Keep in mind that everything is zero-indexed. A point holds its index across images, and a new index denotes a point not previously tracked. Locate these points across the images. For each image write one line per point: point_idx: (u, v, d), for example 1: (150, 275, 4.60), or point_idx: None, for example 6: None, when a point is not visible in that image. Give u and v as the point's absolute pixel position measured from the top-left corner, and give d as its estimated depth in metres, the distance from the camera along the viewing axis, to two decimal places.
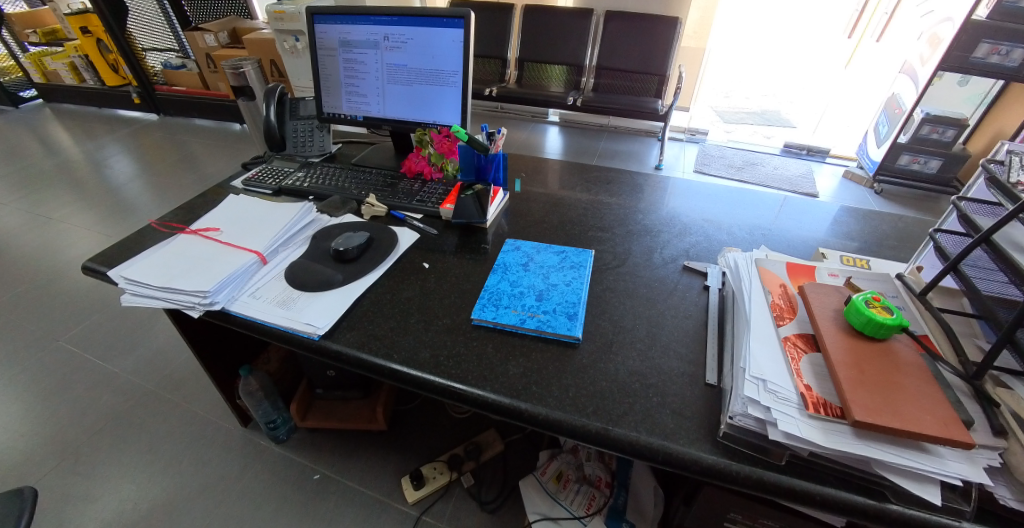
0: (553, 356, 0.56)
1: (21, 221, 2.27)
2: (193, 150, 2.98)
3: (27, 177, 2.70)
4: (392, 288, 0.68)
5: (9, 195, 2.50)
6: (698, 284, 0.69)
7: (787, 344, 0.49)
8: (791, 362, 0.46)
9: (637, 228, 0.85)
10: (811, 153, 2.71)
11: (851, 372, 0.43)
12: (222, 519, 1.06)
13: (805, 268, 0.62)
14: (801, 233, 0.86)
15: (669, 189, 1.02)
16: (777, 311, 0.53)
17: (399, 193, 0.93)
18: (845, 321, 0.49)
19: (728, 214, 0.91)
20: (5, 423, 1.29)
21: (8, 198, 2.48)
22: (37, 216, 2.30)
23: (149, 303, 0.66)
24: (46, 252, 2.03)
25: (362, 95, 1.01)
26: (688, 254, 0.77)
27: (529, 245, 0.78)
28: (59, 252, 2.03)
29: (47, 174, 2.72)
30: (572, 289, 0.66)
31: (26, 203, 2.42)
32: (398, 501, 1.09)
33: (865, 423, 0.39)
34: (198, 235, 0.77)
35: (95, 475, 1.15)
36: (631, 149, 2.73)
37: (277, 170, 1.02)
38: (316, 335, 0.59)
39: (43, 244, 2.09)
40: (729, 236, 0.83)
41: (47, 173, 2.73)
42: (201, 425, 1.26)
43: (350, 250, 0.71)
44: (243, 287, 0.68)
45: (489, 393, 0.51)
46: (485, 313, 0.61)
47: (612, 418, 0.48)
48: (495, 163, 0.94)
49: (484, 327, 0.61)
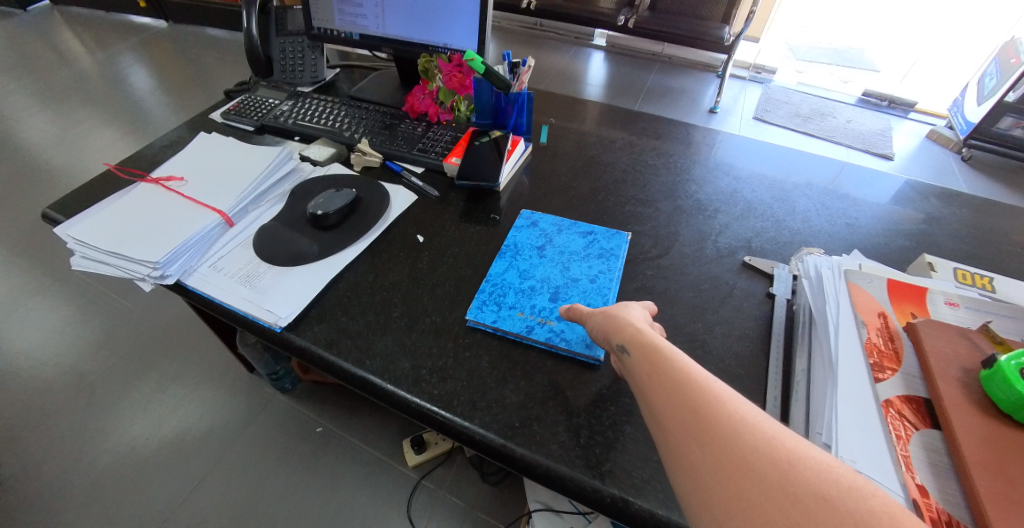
0: (564, 382, 0.44)
1: (38, 136, 2.21)
2: (205, 64, 2.79)
3: (43, 89, 2.59)
4: (377, 268, 0.56)
5: (26, 107, 2.43)
6: (761, 290, 0.54)
7: (892, 416, 0.35)
8: (898, 448, 0.33)
9: (688, 204, 0.68)
10: (893, 105, 2.33)
11: (994, 481, 0.30)
12: (228, 464, 1.07)
13: (913, 290, 0.46)
14: (900, 219, 0.67)
15: (730, 147, 0.81)
16: (875, 358, 0.39)
17: (398, 138, 0.78)
18: (983, 391, 0.35)
19: (804, 188, 0.72)
20: (28, 349, 1.30)
21: (25, 110, 2.41)
22: (56, 132, 2.23)
23: (98, 269, 0.56)
24: (65, 172, 1.98)
25: (358, 5, 0.82)
26: (750, 246, 0.60)
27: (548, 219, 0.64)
28: (75, 173, 1.99)
29: (61, 85, 2.62)
30: (597, 288, 0.52)
31: (42, 117, 2.35)
32: (398, 462, 1.07)
33: None
34: (159, 185, 0.65)
35: (108, 410, 1.16)
36: (685, 87, 2.39)
37: (261, 101, 0.87)
38: (278, 327, 0.49)
39: (61, 165, 2.03)
40: (803, 222, 0.65)
41: (61, 84, 2.62)
42: (208, 366, 1.25)
43: (330, 215, 0.58)
44: (205, 254, 0.57)
45: (478, 429, 0.41)
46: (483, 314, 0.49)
47: (636, 484, 0.37)
48: (517, 105, 0.78)
49: (482, 331, 0.49)
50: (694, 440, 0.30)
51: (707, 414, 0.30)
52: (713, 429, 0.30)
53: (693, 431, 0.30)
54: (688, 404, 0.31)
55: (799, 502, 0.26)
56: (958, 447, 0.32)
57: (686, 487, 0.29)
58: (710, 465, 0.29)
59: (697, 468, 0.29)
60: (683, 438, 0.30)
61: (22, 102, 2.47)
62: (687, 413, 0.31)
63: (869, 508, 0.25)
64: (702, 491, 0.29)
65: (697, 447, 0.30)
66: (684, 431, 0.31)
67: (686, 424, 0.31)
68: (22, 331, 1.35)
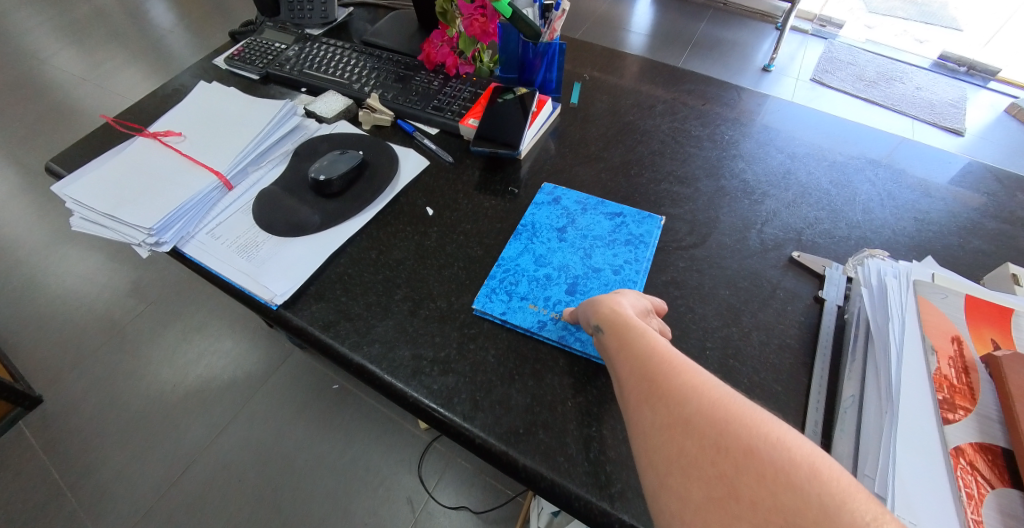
0: (577, 385, 0.40)
1: (64, 74, 2.19)
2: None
3: (65, 25, 2.53)
4: (382, 242, 0.52)
5: (52, 43, 2.39)
6: (809, 293, 0.48)
7: (963, 470, 0.30)
8: (969, 511, 0.28)
9: (733, 186, 0.60)
10: (972, 71, 2.08)
11: None
12: (246, 411, 1.10)
13: (995, 310, 0.39)
14: (987, 216, 0.57)
15: (787, 117, 0.70)
16: (944, 394, 0.33)
17: (412, 93, 0.70)
18: None
19: (870, 172, 0.62)
20: (61, 292, 1.35)
21: (51, 46, 2.38)
22: (80, 72, 2.19)
23: (95, 231, 0.53)
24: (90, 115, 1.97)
25: None
26: (801, 239, 0.53)
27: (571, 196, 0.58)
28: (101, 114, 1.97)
29: (85, 20, 2.56)
30: (620, 282, 0.47)
31: (67, 54, 2.32)
32: (410, 423, 1.08)
33: None
34: (157, 140, 0.61)
35: (135, 353, 1.21)
36: (739, 39, 2.16)
37: (267, 45, 0.80)
38: (274, 304, 0.46)
39: (87, 107, 2.02)
40: (864, 215, 0.57)
41: (85, 19, 2.56)
42: (228, 316, 1.27)
43: (333, 181, 0.53)
44: (203, 220, 0.54)
45: (479, 433, 0.37)
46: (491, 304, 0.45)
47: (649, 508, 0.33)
48: (546, 58, 0.69)
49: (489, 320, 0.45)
50: (642, 400, 0.27)
51: (651, 371, 0.28)
52: (656, 386, 0.27)
53: (643, 391, 0.28)
54: (639, 364, 0.29)
55: (725, 454, 0.22)
56: None
57: (638, 447, 0.27)
58: (654, 422, 0.26)
59: (643, 428, 0.27)
60: (636, 399, 0.28)
61: (47, 38, 2.43)
62: (638, 373, 0.29)
63: (792, 458, 0.22)
64: (649, 450, 0.26)
65: (645, 407, 0.27)
66: (636, 390, 0.28)
67: (637, 384, 0.28)
68: (55, 272, 1.39)
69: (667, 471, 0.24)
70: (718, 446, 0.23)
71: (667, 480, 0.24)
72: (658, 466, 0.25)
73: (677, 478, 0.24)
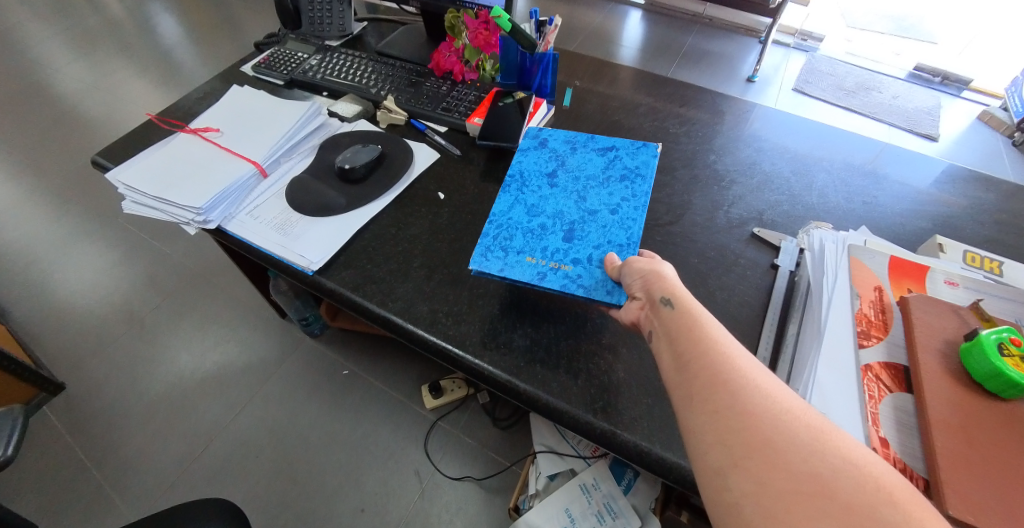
0: (567, 330, 0.48)
1: (79, 85, 2.27)
2: (235, 15, 2.74)
3: (77, 39, 2.60)
4: (399, 220, 0.60)
5: (65, 57, 2.47)
6: (766, 261, 0.56)
7: (868, 377, 0.38)
8: (868, 403, 0.36)
9: (705, 174, 0.69)
10: (946, 81, 2.19)
11: (952, 441, 0.32)
12: (260, 395, 1.17)
13: (914, 268, 0.47)
14: (926, 201, 0.66)
15: (756, 116, 0.80)
16: (863, 326, 0.41)
17: (423, 95, 0.79)
18: (960, 361, 0.37)
19: (828, 164, 0.71)
20: (81, 287, 1.41)
21: (65, 59, 2.46)
22: (93, 84, 2.27)
23: (147, 212, 0.61)
24: (103, 124, 2.04)
25: None
26: (763, 218, 0.62)
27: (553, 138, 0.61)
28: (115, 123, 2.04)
29: (98, 34, 2.64)
30: (619, 221, 0.50)
31: (81, 66, 2.40)
32: (416, 404, 1.16)
33: (956, 519, 0.29)
34: (197, 135, 0.69)
35: (153, 342, 1.27)
36: (724, 51, 2.28)
37: (290, 54, 0.89)
38: (310, 271, 0.53)
39: (100, 116, 2.09)
40: (819, 199, 0.65)
41: (98, 33, 2.65)
42: (242, 308, 1.34)
43: (356, 169, 0.61)
44: (242, 202, 0.61)
45: (487, 366, 0.45)
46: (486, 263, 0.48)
47: (624, 420, 0.42)
48: (542, 65, 0.78)
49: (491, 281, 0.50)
50: (716, 382, 0.32)
51: (728, 361, 0.33)
52: (734, 375, 0.32)
53: (715, 374, 0.32)
54: (713, 351, 0.34)
55: (805, 454, 0.28)
56: (924, 410, 0.34)
57: (702, 422, 0.31)
58: (734, 407, 0.30)
59: (722, 408, 0.31)
60: (707, 378, 0.32)
61: (62, 51, 2.52)
62: (716, 360, 0.33)
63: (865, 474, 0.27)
64: (718, 427, 0.30)
65: (722, 391, 0.31)
66: (707, 373, 0.32)
67: (711, 366, 0.33)
68: (74, 269, 1.46)
69: (743, 452, 0.29)
70: (803, 447, 0.28)
71: (743, 461, 0.28)
72: (730, 445, 0.29)
73: (758, 462, 0.28)
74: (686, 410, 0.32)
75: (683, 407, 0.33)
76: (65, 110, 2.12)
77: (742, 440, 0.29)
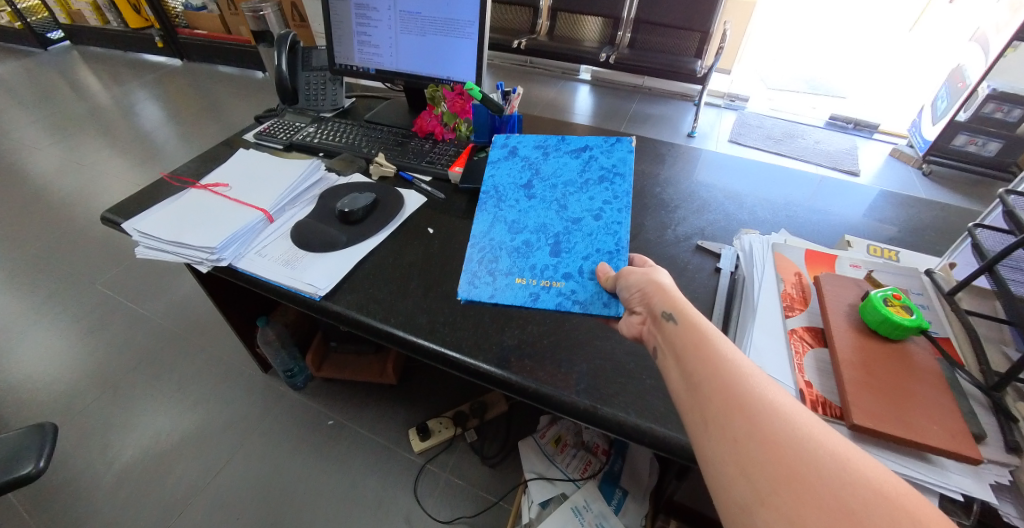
0: (549, 330, 0.56)
1: (56, 164, 2.30)
2: (218, 98, 2.89)
3: (57, 122, 2.69)
4: (395, 252, 0.68)
5: (43, 140, 2.52)
6: (710, 265, 0.66)
7: (793, 337, 0.47)
8: (795, 356, 0.45)
9: (653, 202, 0.81)
10: (858, 127, 2.52)
11: (856, 373, 0.41)
12: (245, 454, 1.14)
13: (825, 257, 0.58)
14: (832, 215, 0.81)
15: (693, 157, 0.95)
16: (788, 301, 0.51)
17: (410, 152, 0.91)
18: (860, 317, 0.46)
19: (754, 189, 0.86)
20: (52, 357, 1.38)
21: (42, 142, 2.50)
22: (72, 161, 2.32)
23: (161, 256, 0.67)
24: (78, 196, 2.07)
25: (375, 45, 0.96)
26: (704, 233, 0.73)
27: (521, 145, 0.69)
28: (92, 197, 2.06)
29: (78, 118, 2.73)
30: (604, 227, 0.59)
31: (59, 147, 2.45)
32: (405, 450, 1.16)
33: (863, 428, 0.37)
34: (208, 190, 0.77)
35: (130, 408, 1.24)
36: (664, 113, 2.60)
37: (289, 124, 1.01)
38: (317, 296, 0.60)
39: (73, 192, 2.09)
40: (750, 216, 0.78)
41: (78, 117, 2.73)
42: (225, 367, 1.34)
43: (356, 211, 0.70)
44: (250, 243, 0.68)
45: (483, 364, 0.52)
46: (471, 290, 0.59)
47: (603, 397, 0.49)
48: (509, 124, 0.90)
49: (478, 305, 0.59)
50: (733, 408, 0.33)
51: (744, 385, 0.34)
52: (750, 399, 0.33)
53: (731, 399, 0.34)
54: (728, 376, 0.35)
55: (828, 481, 0.29)
56: (835, 353, 0.43)
57: (722, 452, 0.33)
58: (754, 436, 0.32)
59: (739, 436, 0.32)
60: (723, 404, 0.34)
61: (39, 135, 2.57)
62: (730, 385, 0.35)
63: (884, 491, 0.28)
64: (739, 457, 0.32)
65: (738, 416, 0.33)
66: (724, 399, 0.34)
67: (727, 392, 0.34)
68: (44, 341, 1.42)
69: (765, 483, 0.30)
70: (825, 474, 0.29)
71: (767, 493, 0.30)
72: (754, 478, 0.31)
73: (784, 498, 0.29)
74: (706, 438, 0.34)
75: (703, 436, 0.35)
76: (40, 188, 2.13)
77: (764, 473, 0.30)
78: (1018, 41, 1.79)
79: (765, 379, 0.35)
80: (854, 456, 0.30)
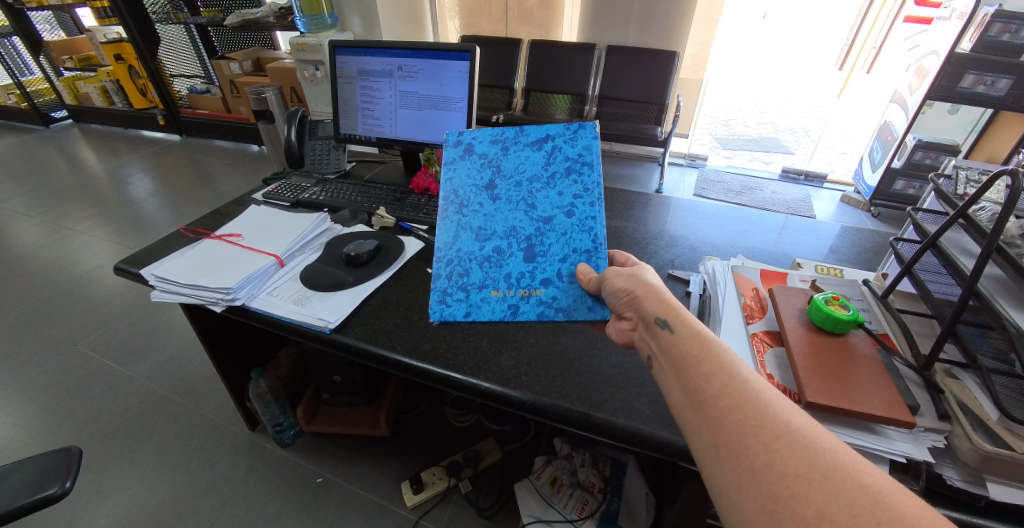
0: (543, 350, 0.62)
1: (42, 233, 2.31)
2: (212, 170, 3.00)
3: (50, 192, 2.75)
4: (399, 289, 0.75)
5: (29, 210, 2.53)
6: (681, 290, 0.73)
7: (755, 339, 0.55)
8: (758, 354, 0.53)
9: (627, 240, 0.91)
10: (808, 178, 2.80)
11: (808, 361, 0.49)
12: (228, 517, 1.09)
13: (778, 274, 0.67)
14: (783, 248, 0.92)
15: (661, 203, 1.08)
16: (748, 311, 0.60)
17: (407, 206, 0.99)
18: (809, 317, 0.55)
19: (715, 228, 0.98)
20: (25, 424, 1.33)
21: (28, 212, 2.51)
22: (60, 228, 2.35)
23: (176, 298, 0.71)
24: (66, 261, 2.07)
25: (376, 117, 1.09)
26: (673, 264, 0.83)
27: (476, 142, 0.70)
28: (77, 263, 2.06)
29: (70, 189, 2.77)
30: (574, 227, 0.63)
31: (45, 217, 2.46)
32: (397, 505, 1.12)
33: (818, 403, 0.45)
34: (222, 240, 0.84)
35: (106, 474, 1.19)
36: (633, 173, 2.85)
37: (296, 185, 1.10)
38: (328, 329, 0.65)
39: (60, 259, 2.10)
40: (713, 249, 0.89)
41: (70, 188, 2.78)
42: (211, 426, 1.31)
43: (361, 254, 0.77)
44: (263, 285, 0.74)
45: (485, 384, 0.58)
46: (445, 310, 0.64)
47: (594, 404, 0.55)
48: None
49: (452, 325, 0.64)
50: (747, 434, 0.35)
51: (757, 408, 0.36)
52: (765, 425, 0.35)
53: (744, 423, 0.36)
54: (739, 400, 0.37)
55: (862, 520, 0.30)
56: (789, 348, 0.51)
57: (742, 488, 0.34)
58: (773, 467, 0.33)
59: (761, 465, 0.34)
60: (737, 430, 0.36)
61: (24, 207, 2.57)
62: (751, 407, 0.36)
63: (905, 514, 0.30)
64: (760, 494, 0.33)
65: (756, 441, 0.35)
66: (736, 425, 0.36)
67: (742, 417, 0.36)
68: (14, 411, 1.37)
69: (790, 523, 0.31)
70: (856, 511, 0.30)
71: None
72: (778, 516, 0.32)
73: None
74: (719, 469, 0.36)
75: (714, 466, 0.36)
76: (25, 256, 2.13)
77: (788, 513, 0.31)
78: (930, 101, 2.08)
79: (779, 401, 0.37)
80: (883, 490, 0.31)
